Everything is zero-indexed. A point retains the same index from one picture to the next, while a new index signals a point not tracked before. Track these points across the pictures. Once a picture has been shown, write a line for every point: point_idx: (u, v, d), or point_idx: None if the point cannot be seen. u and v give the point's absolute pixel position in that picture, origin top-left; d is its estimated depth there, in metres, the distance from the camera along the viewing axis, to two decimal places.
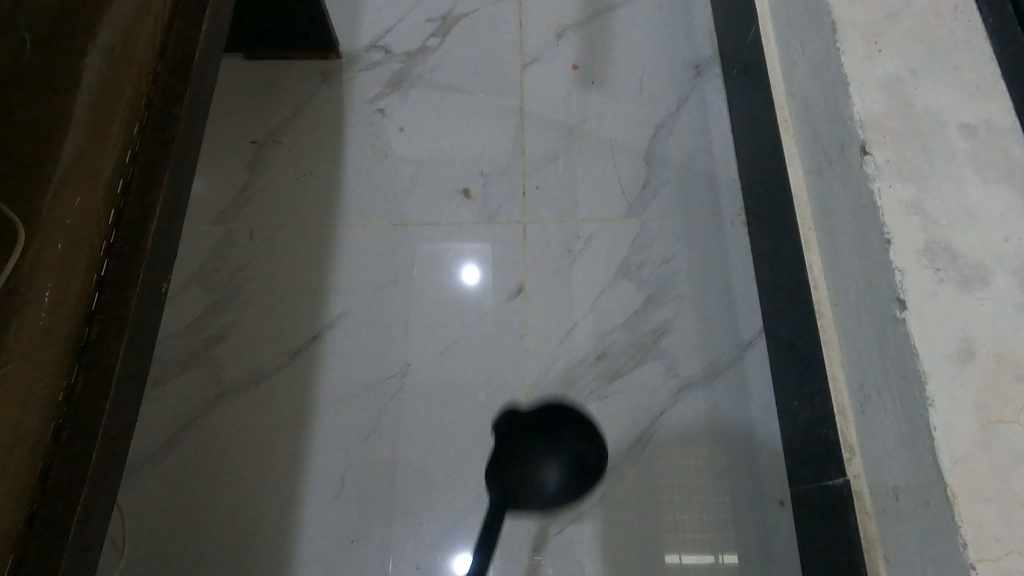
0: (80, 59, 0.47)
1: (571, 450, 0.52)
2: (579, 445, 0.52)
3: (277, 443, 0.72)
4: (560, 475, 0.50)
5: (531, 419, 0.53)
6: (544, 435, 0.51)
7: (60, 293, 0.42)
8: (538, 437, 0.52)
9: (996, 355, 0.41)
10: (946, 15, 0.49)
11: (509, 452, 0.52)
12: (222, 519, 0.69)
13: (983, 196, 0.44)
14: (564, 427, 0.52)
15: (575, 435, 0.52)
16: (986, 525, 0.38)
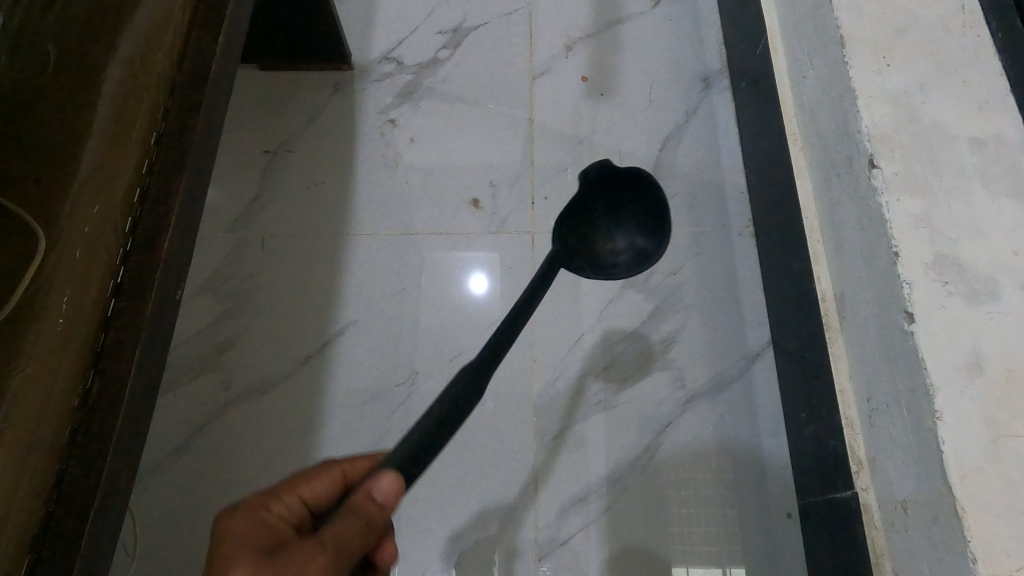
0: (100, 72, 0.49)
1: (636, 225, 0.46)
2: (649, 220, 0.46)
3: (285, 449, 0.72)
4: (627, 243, 0.46)
5: (623, 179, 0.46)
6: (616, 197, 0.46)
7: (78, 298, 0.43)
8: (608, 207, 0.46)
9: (1005, 369, 0.41)
10: (954, 30, 0.50)
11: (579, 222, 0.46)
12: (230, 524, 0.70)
13: (991, 209, 0.44)
14: (642, 199, 0.46)
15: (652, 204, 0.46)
16: (996, 540, 0.38)
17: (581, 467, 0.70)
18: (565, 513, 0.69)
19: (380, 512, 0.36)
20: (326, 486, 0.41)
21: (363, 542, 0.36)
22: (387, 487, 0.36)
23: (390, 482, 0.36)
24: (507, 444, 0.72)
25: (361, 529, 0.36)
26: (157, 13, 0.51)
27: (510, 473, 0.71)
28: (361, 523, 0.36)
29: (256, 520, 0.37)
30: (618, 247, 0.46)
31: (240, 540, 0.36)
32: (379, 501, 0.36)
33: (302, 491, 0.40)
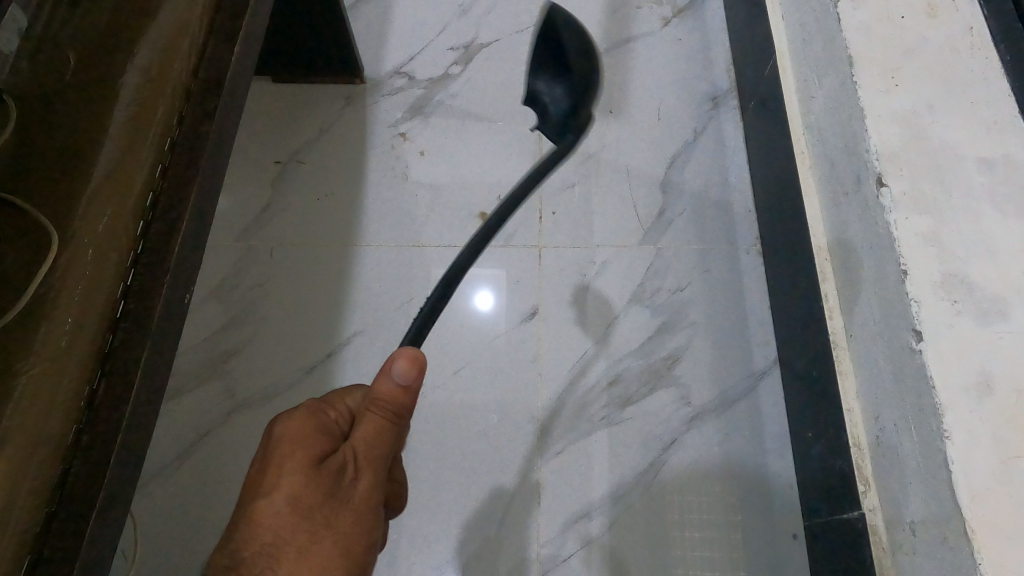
0: (118, 78, 0.50)
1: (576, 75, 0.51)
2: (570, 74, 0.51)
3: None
4: (554, 94, 0.51)
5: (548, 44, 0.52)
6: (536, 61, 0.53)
7: (88, 296, 0.43)
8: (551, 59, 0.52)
9: (1015, 390, 0.40)
10: (962, 52, 0.50)
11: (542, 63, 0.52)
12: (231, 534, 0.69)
13: (1000, 230, 0.44)
14: (553, 62, 0.52)
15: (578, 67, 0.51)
16: (1007, 563, 0.37)
17: (585, 481, 0.70)
18: (568, 529, 0.68)
19: (405, 398, 0.43)
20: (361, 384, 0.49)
21: (396, 439, 0.43)
22: (403, 366, 0.42)
23: (409, 363, 0.42)
24: (510, 457, 0.71)
25: (387, 423, 0.43)
26: (177, 20, 0.52)
27: (513, 486, 0.70)
28: (389, 419, 0.43)
29: (314, 422, 0.44)
30: (552, 97, 0.51)
31: (286, 439, 0.43)
32: (401, 385, 0.42)
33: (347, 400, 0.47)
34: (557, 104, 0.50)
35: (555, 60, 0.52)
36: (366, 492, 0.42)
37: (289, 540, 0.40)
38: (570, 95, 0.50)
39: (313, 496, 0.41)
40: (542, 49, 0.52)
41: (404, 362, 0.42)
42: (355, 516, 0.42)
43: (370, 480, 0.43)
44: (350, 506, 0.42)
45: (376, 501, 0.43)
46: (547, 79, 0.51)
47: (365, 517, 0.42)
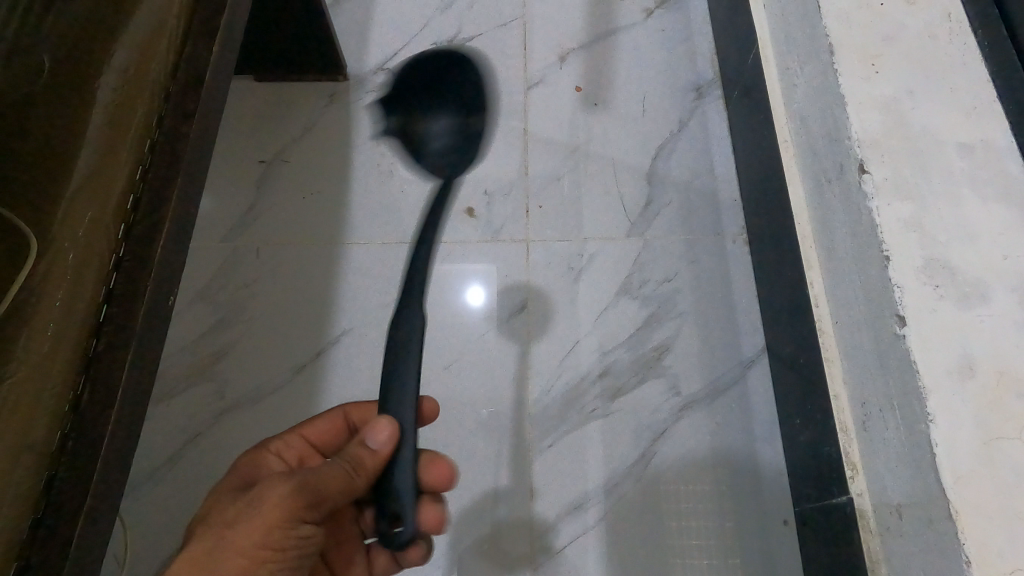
0: (94, 79, 0.49)
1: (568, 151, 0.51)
2: None
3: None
4: None
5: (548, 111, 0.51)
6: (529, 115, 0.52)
7: (71, 302, 0.43)
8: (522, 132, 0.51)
9: (996, 372, 0.41)
10: (941, 38, 0.50)
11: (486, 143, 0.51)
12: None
13: (980, 214, 0.45)
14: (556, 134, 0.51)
15: None
16: (990, 542, 0.38)
17: (577, 473, 0.70)
18: (561, 521, 0.68)
19: (371, 459, 0.40)
20: (329, 428, 0.53)
21: (348, 491, 0.41)
22: (382, 435, 0.40)
23: (387, 430, 0.40)
24: (502, 451, 0.71)
25: (346, 475, 0.40)
26: (152, 23, 0.52)
27: (506, 479, 0.70)
28: (345, 471, 0.40)
29: (256, 460, 0.50)
30: None
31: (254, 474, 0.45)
32: (372, 446, 0.40)
33: (301, 436, 0.53)
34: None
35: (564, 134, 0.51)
36: (279, 512, 0.39)
37: (192, 546, 0.40)
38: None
39: (236, 507, 0.40)
40: None
41: (383, 434, 0.40)
42: (259, 530, 0.39)
43: (302, 500, 0.40)
44: (258, 519, 0.39)
45: (287, 523, 0.40)
46: None
47: (269, 535, 0.39)
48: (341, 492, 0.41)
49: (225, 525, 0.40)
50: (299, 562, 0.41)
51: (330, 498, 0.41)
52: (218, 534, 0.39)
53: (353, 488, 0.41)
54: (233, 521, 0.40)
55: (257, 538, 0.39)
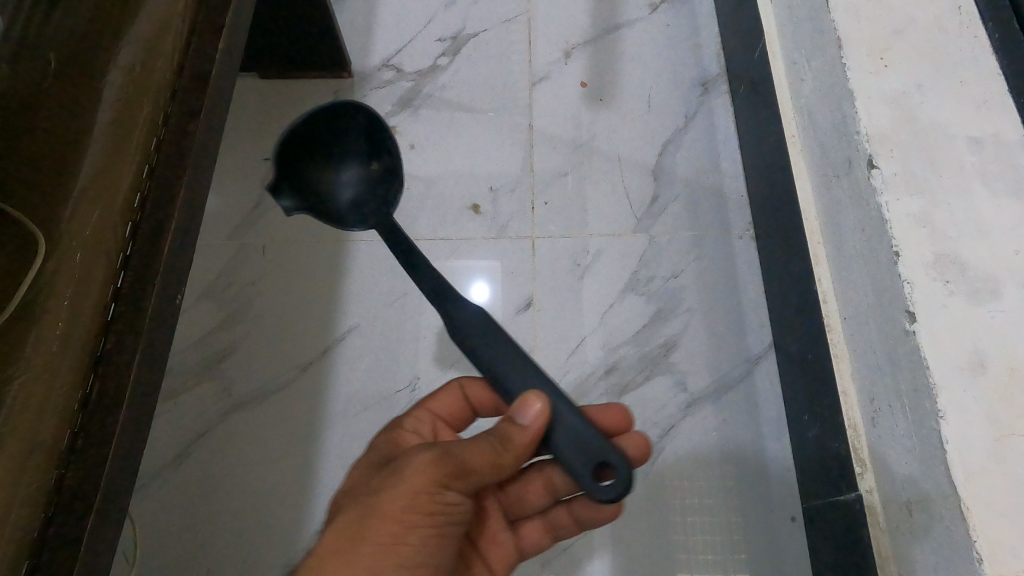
0: (101, 79, 0.49)
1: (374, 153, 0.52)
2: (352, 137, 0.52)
3: (297, 454, 0.72)
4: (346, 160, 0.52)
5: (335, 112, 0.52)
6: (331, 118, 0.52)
7: (79, 300, 0.43)
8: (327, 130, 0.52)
9: (1008, 368, 0.41)
10: (951, 31, 0.50)
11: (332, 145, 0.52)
12: (236, 535, 0.69)
13: (991, 208, 0.44)
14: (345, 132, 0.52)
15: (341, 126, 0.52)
16: (1001, 539, 0.38)
17: None
18: None
19: (521, 433, 0.38)
20: (453, 402, 0.51)
21: (496, 463, 0.40)
22: (530, 410, 0.38)
23: (536, 405, 0.38)
24: None
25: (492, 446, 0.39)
26: (156, 18, 0.51)
27: None
28: (495, 443, 0.39)
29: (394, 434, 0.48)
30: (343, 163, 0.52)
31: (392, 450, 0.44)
32: (520, 420, 0.38)
33: (433, 409, 0.51)
34: (342, 195, 0.51)
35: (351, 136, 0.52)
36: (424, 479, 0.38)
37: (341, 518, 0.38)
38: (360, 190, 0.51)
39: (379, 478, 0.39)
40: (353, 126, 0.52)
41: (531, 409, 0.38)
42: (405, 496, 0.37)
43: (442, 470, 0.38)
44: (403, 487, 0.37)
45: (430, 492, 0.38)
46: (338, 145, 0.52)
47: (418, 501, 0.37)
48: (490, 463, 0.39)
49: (368, 494, 0.38)
50: (449, 532, 0.40)
51: (479, 468, 0.39)
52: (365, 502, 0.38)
53: (503, 461, 0.40)
54: (375, 490, 0.38)
55: (406, 502, 0.37)
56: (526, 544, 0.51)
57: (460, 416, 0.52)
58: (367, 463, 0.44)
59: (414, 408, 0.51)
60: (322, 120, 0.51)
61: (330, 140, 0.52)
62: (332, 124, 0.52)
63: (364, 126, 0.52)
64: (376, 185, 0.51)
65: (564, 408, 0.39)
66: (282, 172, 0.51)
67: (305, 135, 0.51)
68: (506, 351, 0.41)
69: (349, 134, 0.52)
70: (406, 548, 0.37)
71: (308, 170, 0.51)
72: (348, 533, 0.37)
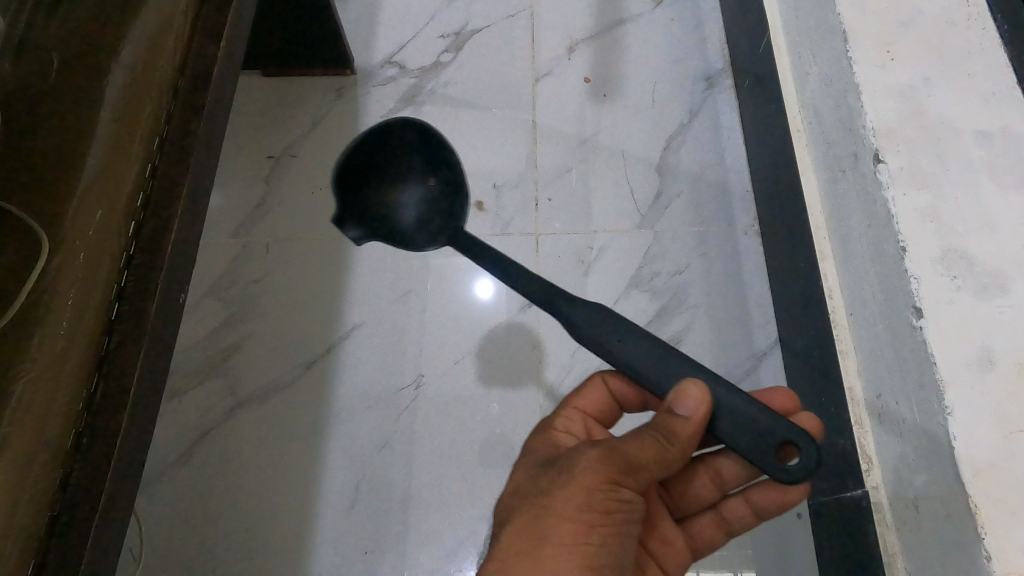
0: (103, 76, 0.48)
1: (439, 170, 0.53)
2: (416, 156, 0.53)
3: (319, 450, 0.72)
4: (415, 188, 0.52)
5: (391, 129, 0.52)
6: (387, 134, 0.52)
7: (83, 299, 0.43)
8: (388, 148, 0.52)
9: (1017, 364, 0.40)
10: (958, 23, 0.49)
11: (390, 166, 0.52)
12: (255, 531, 0.69)
13: (1000, 203, 0.44)
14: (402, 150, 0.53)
15: (403, 144, 0.53)
16: (1010, 537, 0.37)
17: None
18: None
19: (683, 425, 0.37)
20: (597, 399, 0.49)
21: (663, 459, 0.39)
22: (686, 397, 0.37)
23: (693, 395, 0.37)
24: (514, 444, 0.71)
25: (656, 438, 0.38)
26: (159, 18, 0.51)
27: None
28: (657, 438, 0.38)
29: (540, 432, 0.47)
30: (408, 192, 0.52)
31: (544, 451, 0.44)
32: (680, 410, 0.37)
33: (580, 406, 0.49)
34: (406, 214, 0.52)
35: (414, 150, 0.53)
36: (593, 475, 0.37)
37: (516, 518, 0.39)
38: (423, 210, 0.52)
39: (542, 481, 0.40)
40: (412, 139, 0.53)
41: (690, 396, 0.37)
42: (578, 495, 0.37)
43: (610, 466, 0.38)
44: (573, 487, 0.38)
45: (604, 488, 0.37)
46: (403, 169, 0.53)
47: (595, 499, 0.37)
48: (656, 460, 0.38)
49: (536, 497, 0.39)
50: (630, 529, 0.39)
51: (649, 465, 0.38)
52: (535, 506, 0.39)
53: (667, 456, 0.39)
54: (543, 493, 0.39)
55: (580, 500, 0.37)
56: (700, 541, 0.49)
57: (608, 413, 0.50)
58: (526, 464, 0.43)
59: (562, 407, 0.49)
60: (383, 138, 0.52)
61: (388, 158, 0.52)
62: (392, 140, 0.52)
63: (417, 139, 0.53)
64: (438, 200, 0.52)
65: (721, 394, 0.38)
66: (346, 197, 0.52)
67: (360, 155, 0.52)
68: (648, 347, 0.40)
69: (404, 151, 0.53)
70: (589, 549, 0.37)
71: (369, 191, 0.52)
72: (525, 537, 0.38)
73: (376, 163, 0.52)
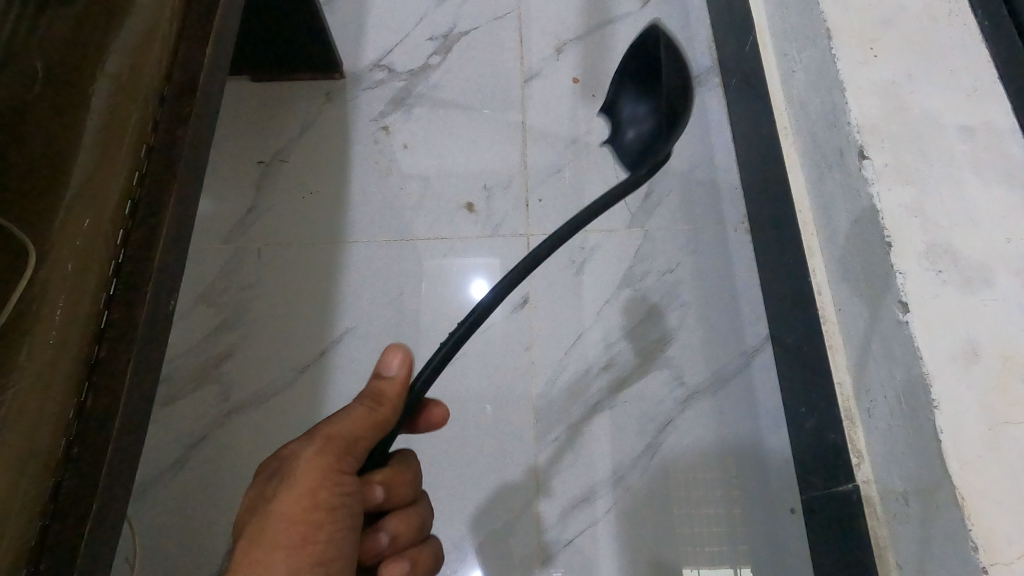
0: (88, 87, 0.48)
1: (666, 101, 0.65)
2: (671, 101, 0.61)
3: None
4: (637, 118, 0.70)
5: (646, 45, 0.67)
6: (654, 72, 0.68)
7: (71, 309, 0.43)
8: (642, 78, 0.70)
9: (1001, 356, 0.41)
10: (940, 20, 0.50)
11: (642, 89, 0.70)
12: None
13: (983, 197, 0.44)
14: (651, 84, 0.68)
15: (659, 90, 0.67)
16: (997, 528, 0.38)
17: (587, 467, 0.70)
18: (568, 514, 0.69)
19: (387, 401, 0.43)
20: None
21: (372, 428, 0.43)
22: (395, 362, 0.43)
23: (396, 359, 0.43)
24: (508, 445, 0.71)
25: (364, 424, 0.43)
26: (144, 26, 0.51)
27: (513, 473, 0.70)
28: (367, 406, 0.43)
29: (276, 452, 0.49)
30: (631, 119, 0.71)
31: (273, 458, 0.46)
32: (385, 379, 0.43)
33: None
34: (631, 131, 0.70)
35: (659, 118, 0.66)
36: (308, 480, 0.41)
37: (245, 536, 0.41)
38: (639, 129, 0.69)
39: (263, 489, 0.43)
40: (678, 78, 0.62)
41: (394, 359, 0.43)
42: (291, 502, 0.41)
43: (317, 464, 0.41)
44: (286, 497, 0.41)
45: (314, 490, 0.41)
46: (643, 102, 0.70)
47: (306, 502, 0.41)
48: (362, 440, 0.43)
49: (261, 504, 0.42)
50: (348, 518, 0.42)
51: (340, 437, 0.42)
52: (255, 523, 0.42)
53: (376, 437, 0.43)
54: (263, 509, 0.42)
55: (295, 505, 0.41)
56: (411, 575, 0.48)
57: None
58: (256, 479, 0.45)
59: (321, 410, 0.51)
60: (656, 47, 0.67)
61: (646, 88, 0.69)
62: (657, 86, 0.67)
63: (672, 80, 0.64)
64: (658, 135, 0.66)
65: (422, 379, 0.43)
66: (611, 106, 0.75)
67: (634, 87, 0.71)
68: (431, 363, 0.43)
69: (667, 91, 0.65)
70: (248, 529, 0.42)
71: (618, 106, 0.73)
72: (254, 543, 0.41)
73: (636, 81, 0.71)
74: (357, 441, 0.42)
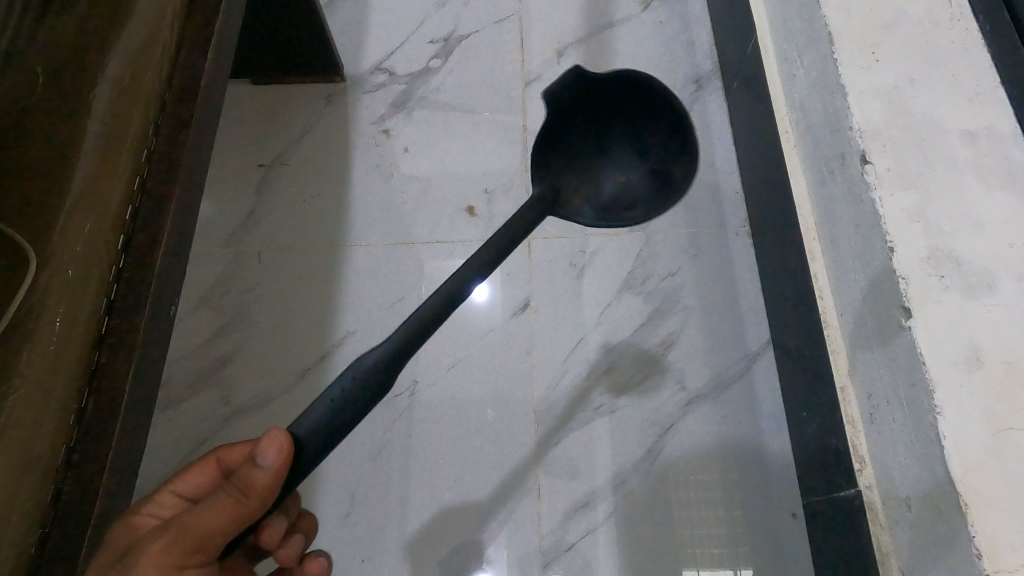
0: (89, 90, 0.48)
1: None
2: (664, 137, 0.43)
3: None
4: None
5: None
6: None
7: (72, 316, 0.43)
8: None
9: (1004, 362, 0.40)
10: (942, 24, 0.50)
11: None
12: None
13: (986, 201, 0.44)
14: None
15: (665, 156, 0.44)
16: (1001, 534, 0.37)
17: (587, 471, 0.70)
18: (568, 519, 0.68)
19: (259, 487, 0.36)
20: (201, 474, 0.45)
21: (233, 523, 0.37)
22: (268, 449, 0.35)
23: (274, 445, 0.35)
24: (509, 448, 0.71)
25: (227, 516, 0.37)
26: (145, 30, 0.51)
27: (513, 476, 0.70)
28: (234, 495, 0.37)
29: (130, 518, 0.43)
30: None
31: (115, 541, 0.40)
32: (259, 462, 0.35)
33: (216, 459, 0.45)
34: None
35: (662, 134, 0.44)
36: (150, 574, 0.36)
37: None
38: None
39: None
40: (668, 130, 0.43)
41: (269, 446, 0.35)
42: None
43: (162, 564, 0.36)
44: None
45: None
46: None
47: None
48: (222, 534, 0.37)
49: None
50: None
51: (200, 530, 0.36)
52: None
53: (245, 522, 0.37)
54: None
55: None
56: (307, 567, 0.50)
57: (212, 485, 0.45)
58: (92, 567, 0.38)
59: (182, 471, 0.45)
60: None
61: None
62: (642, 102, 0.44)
63: None
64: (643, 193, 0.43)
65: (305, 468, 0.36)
66: None
67: None
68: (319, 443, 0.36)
69: None
70: None
71: None
72: None
73: None
74: (215, 537, 0.37)
